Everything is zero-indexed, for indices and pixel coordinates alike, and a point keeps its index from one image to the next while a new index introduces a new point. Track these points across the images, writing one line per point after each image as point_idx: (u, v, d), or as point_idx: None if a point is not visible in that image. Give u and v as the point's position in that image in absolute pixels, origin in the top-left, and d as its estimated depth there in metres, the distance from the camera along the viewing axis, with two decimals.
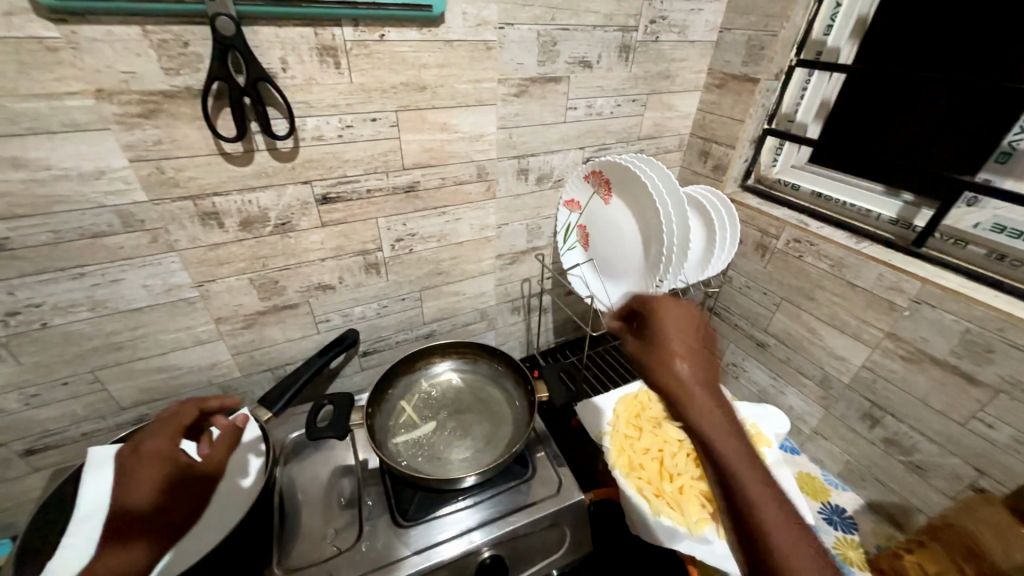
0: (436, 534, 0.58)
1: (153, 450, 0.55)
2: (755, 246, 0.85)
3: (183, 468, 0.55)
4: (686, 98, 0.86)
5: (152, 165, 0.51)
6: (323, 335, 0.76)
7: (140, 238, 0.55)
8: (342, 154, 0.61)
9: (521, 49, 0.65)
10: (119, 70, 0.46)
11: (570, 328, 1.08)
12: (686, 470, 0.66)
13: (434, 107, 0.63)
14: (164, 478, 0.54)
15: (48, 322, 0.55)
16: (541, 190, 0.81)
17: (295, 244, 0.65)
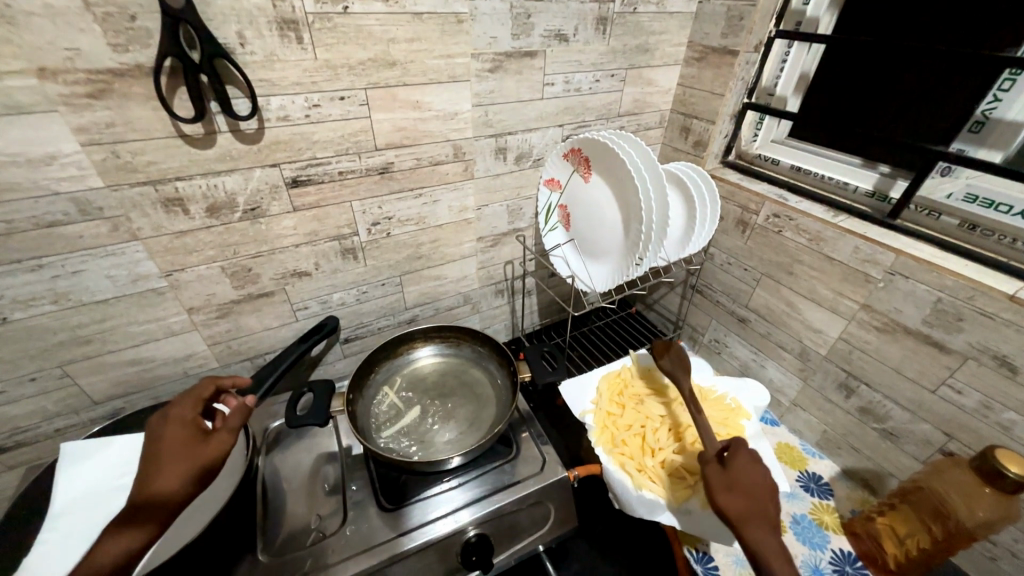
0: (421, 516, 0.58)
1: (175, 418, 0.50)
2: (735, 222, 0.85)
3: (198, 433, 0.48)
4: (665, 72, 0.85)
5: (106, 149, 0.49)
6: (302, 323, 0.75)
7: (99, 227, 0.53)
8: (311, 135, 0.59)
9: (494, 22, 0.63)
10: (62, 47, 0.43)
11: (554, 310, 1.08)
12: (668, 444, 0.67)
13: (405, 84, 0.61)
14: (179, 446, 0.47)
15: (8, 317, 0.53)
16: (520, 169, 0.80)
17: (266, 230, 0.63)
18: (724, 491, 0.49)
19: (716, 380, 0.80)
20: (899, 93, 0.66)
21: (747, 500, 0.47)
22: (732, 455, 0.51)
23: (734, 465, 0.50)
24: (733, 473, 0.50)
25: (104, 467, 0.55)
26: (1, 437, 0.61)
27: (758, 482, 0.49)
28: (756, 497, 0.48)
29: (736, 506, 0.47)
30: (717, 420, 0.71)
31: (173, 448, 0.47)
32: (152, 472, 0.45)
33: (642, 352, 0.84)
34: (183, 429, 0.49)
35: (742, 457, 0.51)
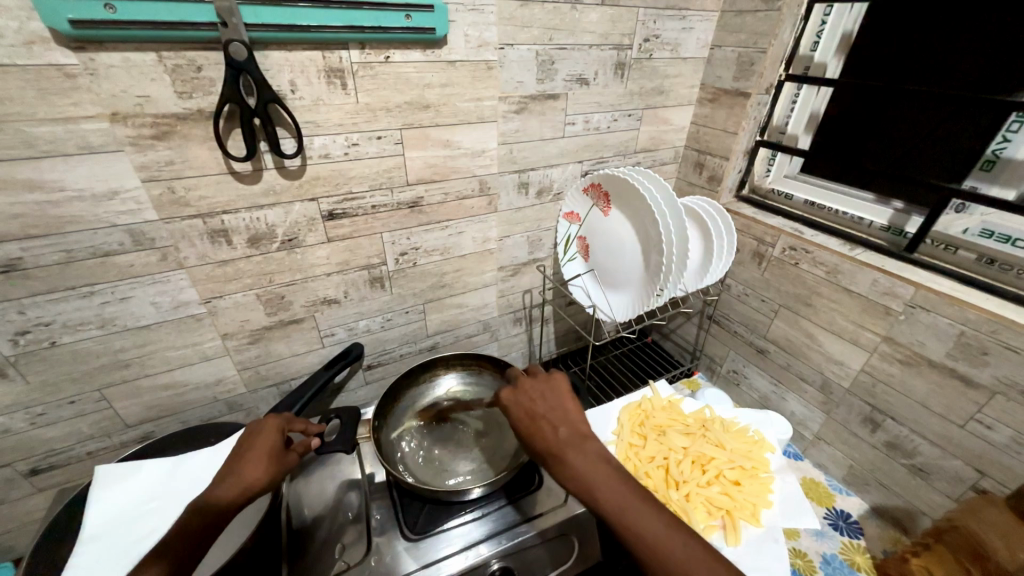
0: (441, 548, 0.58)
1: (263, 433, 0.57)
2: (751, 254, 0.86)
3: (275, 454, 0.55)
4: (680, 112, 0.89)
5: (164, 184, 0.52)
6: (328, 349, 0.77)
7: (150, 256, 0.56)
8: (349, 171, 0.62)
9: (521, 68, 0.67)
10: (135, 94, 0.47)
11: (571, 338, 1.09)
12: (691, 478, 0.66)
13: (437, 125, 0.65)
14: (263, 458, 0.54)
15: (57, 341, 0.56)
16: (541, 203, 0.83)
17: (301, 260, 0.66)
18: (554, 446, 0.50)
19: (738, 412, 0.79)
20: (906, 132, 0.68)
21: (555, 427, 0.51)
22: (534, 414, 0.53)
23: (540, 428, 0.52)
24: (546, 438, 0.51)
25: (136, 492, 0.56)
26: (35, 458, 0.63)
27: (560, 420, 0.52)
28: (574, 440, 0.50)
29: (577, 461, 0.48)
30: (741, 453, 0.70)
31: (264, 464, 0.53)
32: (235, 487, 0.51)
33: (662, 383, 0.85)
34: (274, 450, 0.55)
35: (539, 404, 0.54)
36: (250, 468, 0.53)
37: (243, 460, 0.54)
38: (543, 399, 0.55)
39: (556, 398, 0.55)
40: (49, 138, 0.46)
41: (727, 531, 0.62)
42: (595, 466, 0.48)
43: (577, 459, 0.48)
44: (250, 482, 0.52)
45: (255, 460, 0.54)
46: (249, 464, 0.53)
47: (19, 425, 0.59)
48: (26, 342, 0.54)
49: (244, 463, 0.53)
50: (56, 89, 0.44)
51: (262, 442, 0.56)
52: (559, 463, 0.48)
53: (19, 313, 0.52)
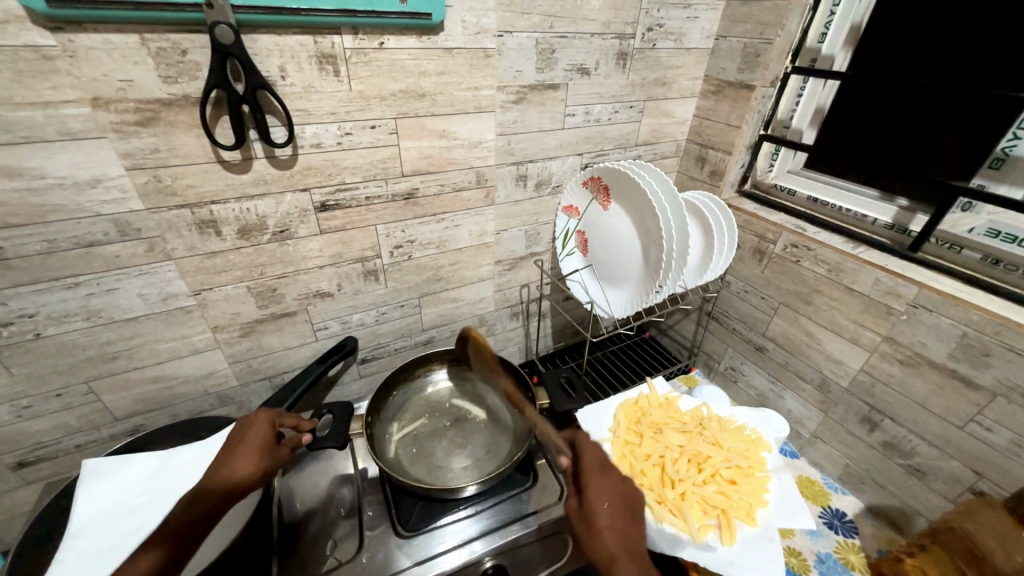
0: (435, 546, 0.57)
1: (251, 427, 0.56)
2: (752, 251, 0.85)
3: (264, 446, 0.54)
4: (682, 104, 0.87)
5: (149, 173, 0.51)
6: (321, 343, 0.76)
7: (136, 247, 0.54)
8: (341, 161, 0.61)
9: (520, 56, 0.65)
10: (117, 79, 0.45)
11: (568, 333, 1.08)
12: (687, 476, 0.66)
13: (433, 114, 0.63)
14: (252, 452, 0.53)
15: (42, 332, 0.54)
16: (539, 196, 0.82)
17: (293, 252, 0.64)
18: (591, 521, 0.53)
19: (735, 411, 0.79)
20: (913, 127, 0.66)
21: (604, 505, 0.54)
22: (592, 495, 0.55)
23: (591, 503, 0.54)
24: (591, 509, 0.54)
25: (122, 486, 0.55)
26: (22, 451, 0.62)
27: (612, 507, 0.54)
28: (620, 531, 0.52)
29: (609, 542, 0.50)
30: (738, 452, 0.70)
31: (255, 458, 0.53)
32: (224, 481, 0.50)
33: (659, 379, 0.84)
34: (265, 444, 0.55)
35: (598, 490, 0.56)
36: (241, 460, 0.52)
37: (234, 451, 0.53)
38: (605, 491, 0.55)
39: (624, 489, 0.56)
40: (27, 123, 0.44)
41: (722, 531, 0.61)
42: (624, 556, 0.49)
43: (610, 539, 0.51)
44: (242, 473, 0.51)
45: (247, 453, 0.53)
46: (241, 456, 0.53)
47: (4, 417, 0.58)
48: (8, 334, 0.53)
49: (235, 455, 0.53)
50: (33, 71, 0.42)
51: (255, 435, 0.55)
52: (592, 539, 0.51)
53: (1, 304, 0.51)
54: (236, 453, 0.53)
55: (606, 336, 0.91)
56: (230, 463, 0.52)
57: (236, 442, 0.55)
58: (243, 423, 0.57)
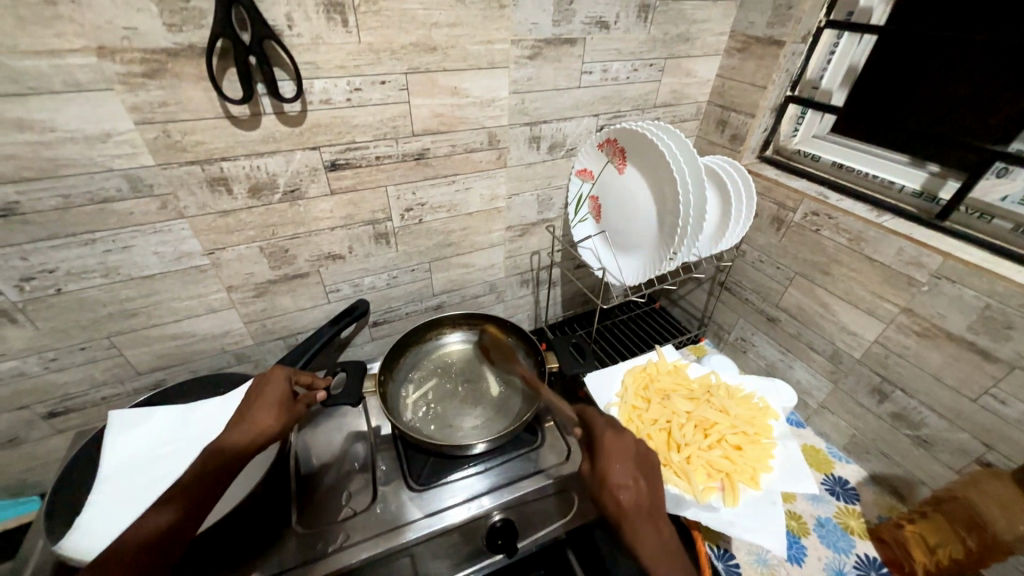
0: (446, 499, 0.59)
1: (269, 385, 0.58)
2: (770, 220, 0.83)
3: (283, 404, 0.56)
4: (705, 63, 0.83)
5: (158, 128, 0.50)
6: (334, 305, 0.77)
7: (149, 204, 0.54)
8: (351, 119, 0.59)
9: (536, 7, 0.62)
10: (121, 26, 0.44)
11: (578, 302, 1.07)
12: (693, 441, 0.67)
13: (445, 70, 0.61)
14: (273, 408, 0.56)
15: (63, 288, 0.56)
16: (553, 159, 0.79)
17: (304, 212, 0.64)
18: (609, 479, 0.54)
19: (743, 380, 0.79)
20: (959, 84, 0.62)
21: (620, 461, 0.55)
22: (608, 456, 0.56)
23: (610, 460, 0.55)
24: (608, 467, 0.55)
25: (146, 437, 0.57)
26: (53, 401, 0.64)
27: (625, 465, 0.55)
28: (634, 487, 0.53)
29: (624, 496, 0.52)
30: (745, 419, 0.70)
31: (272, 410, 0.56)
32: (247, 437, 0.53)
33: (668, 348, 0.84)
34: (281, 398, 0.57)
35: (614, 448, 0.57)
36: (259, 413, 0.55)
37: (253, 405, 0.56)
38: (620, 450, 0.56)
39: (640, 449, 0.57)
40: (33, 73, 0.43)
41: (726, 493, 0.62)
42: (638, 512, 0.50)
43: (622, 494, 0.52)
44: (266, 428, 0.54)
45: (263, 407, 0.56)
46: (259, 410, 0.55)
47: (33, 369, 0.60)
48: (31, 289, 0.54)
49: (253, 409, 0.55)
50: (36, 17, 0.41)
51: (271, 390, 0.57)
52: (611, 496, 0.52)
53: (23, 259, 0.52)
54: (259, 408, 0.55)
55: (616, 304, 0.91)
56: (253, 419, 0.54)
57: (254, 397, 0.57)
58: (262, 379, 0.59)
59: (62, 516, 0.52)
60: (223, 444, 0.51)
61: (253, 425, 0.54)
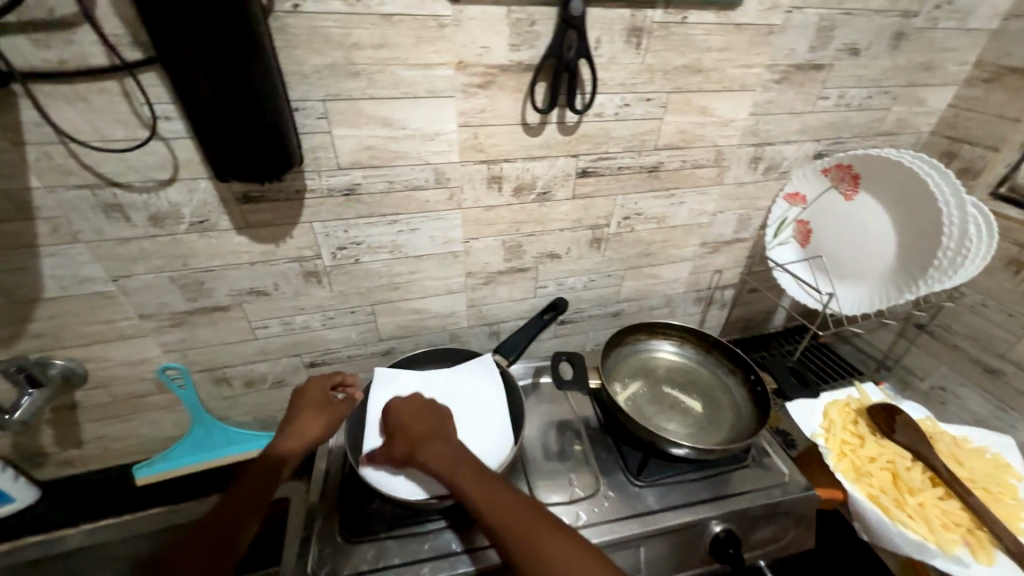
0: (669, 499, 0.61)
1: (325, 398, 0.60)
2: (1006, 262, 0.76)
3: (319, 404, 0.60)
4: (940, 92, 0.79)
5: (472, 131, 0.59)
6: (537, 300, 0.82)
7: (442, 195, 0.63)
8: (612, 131, 0.65)
9: (799, 34, 0.64)
10: (480, 45, 0.53)
11: (743, 326, 1.05)
12: (925, 487, 0.63)
13: (702, 91, 0.65)
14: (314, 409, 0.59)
15: (360, 259, 0.66)
16: (765, 180, 0.79)
17: (546, 213, 0.71)
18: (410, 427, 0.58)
19: (967, 431, 0.72)
20: None
21: None
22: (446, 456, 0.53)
23: None
24: None
25: (405, 395, 0.66)
26: (316, 354, 0.75)
27: None
28: None
29: None
30: (983, 474, 0.65)
31: (319, 416, 0.58)
32: (294, 432, 0.56)
33: (869, 387, 0.79)
34: (321, 401, 0.60)
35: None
36: (308, 420, 0.57)
37: (298, 415, 0.58)
38: None
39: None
40: (410, 82, 0.53)
41: (974, 548, 0.57)
42: (495, 482, 0.51)
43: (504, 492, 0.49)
44: (306, 429, 0.57)
45: (316, 416, 0.58)
46: (308, 417, 0.58)
47: (315, 325, 0.71)
48: (340, 256, 0.64)
49: (296, 416, 0.58)
50: (428, 37, 0.50)
51: (315, 395, 0.60)
52: None
53: (345, 231, 0.62)
54: (301, 404, 0.59)
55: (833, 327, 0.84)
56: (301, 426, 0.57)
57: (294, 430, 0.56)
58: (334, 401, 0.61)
59: (356, 444, 0.61)
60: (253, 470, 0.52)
61: (306, 434, 0.56)
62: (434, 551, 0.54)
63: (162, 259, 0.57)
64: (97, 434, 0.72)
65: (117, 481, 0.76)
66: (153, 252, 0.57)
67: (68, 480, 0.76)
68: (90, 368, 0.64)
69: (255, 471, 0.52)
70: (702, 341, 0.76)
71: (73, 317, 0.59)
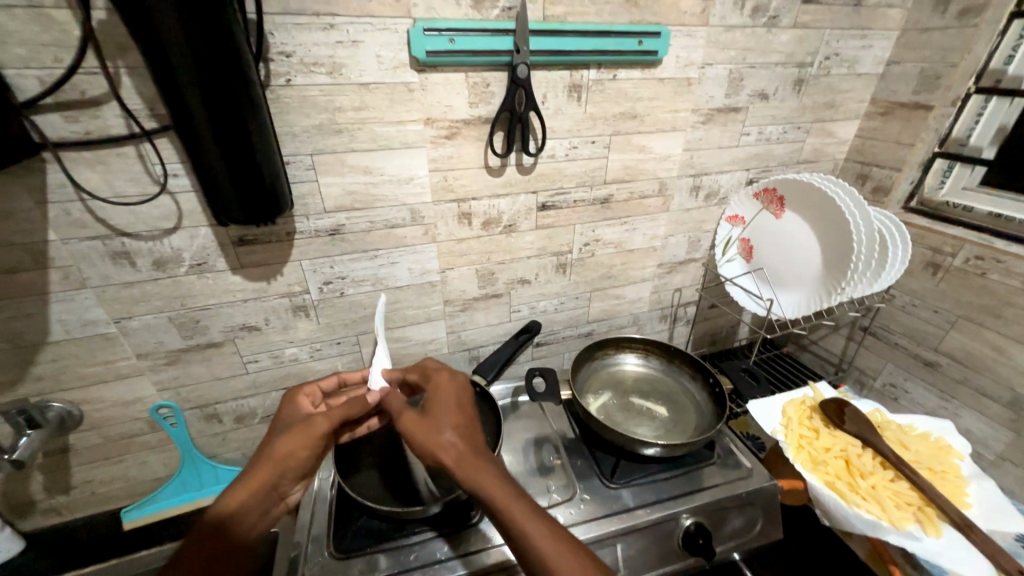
0: (642, 497, 0.65)
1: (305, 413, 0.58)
2: (924, 265, 0.86)
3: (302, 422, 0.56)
4: (846, 125, 0.92)
5: (442, 174, 0.68)
6: (512, 324, 0.88)
7: (417, 231, 0.71)
8: (564, 169, 0.74)
9: (714, 84, 0.76)
10: (444, 104, 0.63)
11: (709, 341, 1.12)
12: (877, 471, 0.68)
13: (639, 132, 0.76)
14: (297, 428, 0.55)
15: (345, 292, 0.72)
16: (707, 206, 0.89)
17: (513, 243, 0.79)
18: (432, 435, 0.52)
19: (913, 420, 0.79)
20: None
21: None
22: (477, 479, 0.49)
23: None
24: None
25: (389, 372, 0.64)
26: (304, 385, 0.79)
27: None
28: None
29: None
30: (928, 456, 0.71)
31: (300, 439, 0.54)
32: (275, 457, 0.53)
33: (823, 385, 0.85)
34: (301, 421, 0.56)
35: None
36: (289, 441, 0.53)
37: (280, 434, 0.55)
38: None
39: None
40: (387, 136, 0.62)
41: (923, 523, 0.62)
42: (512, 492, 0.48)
43: (533, 520, 0.46)
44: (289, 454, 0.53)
45: (296, 435, 0.54)
46: (288, 438, 0.53)
47: (304, 356, 0.76)
48: (327, 290, 0.71)
49: (277, 439, 0.54)
50: (401, 100, 0.60)
51: (294, 413, 0.58)
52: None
53: (331, 267, 0.69)
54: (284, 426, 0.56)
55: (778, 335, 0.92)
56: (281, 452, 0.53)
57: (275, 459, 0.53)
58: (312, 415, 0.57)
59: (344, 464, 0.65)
60: (231, 505, 0.49)
61: (287, 456, 0.53)
62: (421, 560, 0.56)
63: (162, 300, 0.63)
64: (86, 478, 0.73)
65: (103, 527, 0.76)
66: (155, 293, 0.62)
67: (53, 530, 0.76)
68: (86, 410, 0.67)
69: (232, 501, 0.49)
70: (665, 352, 0.83)
71: (73, 359, 0.63)
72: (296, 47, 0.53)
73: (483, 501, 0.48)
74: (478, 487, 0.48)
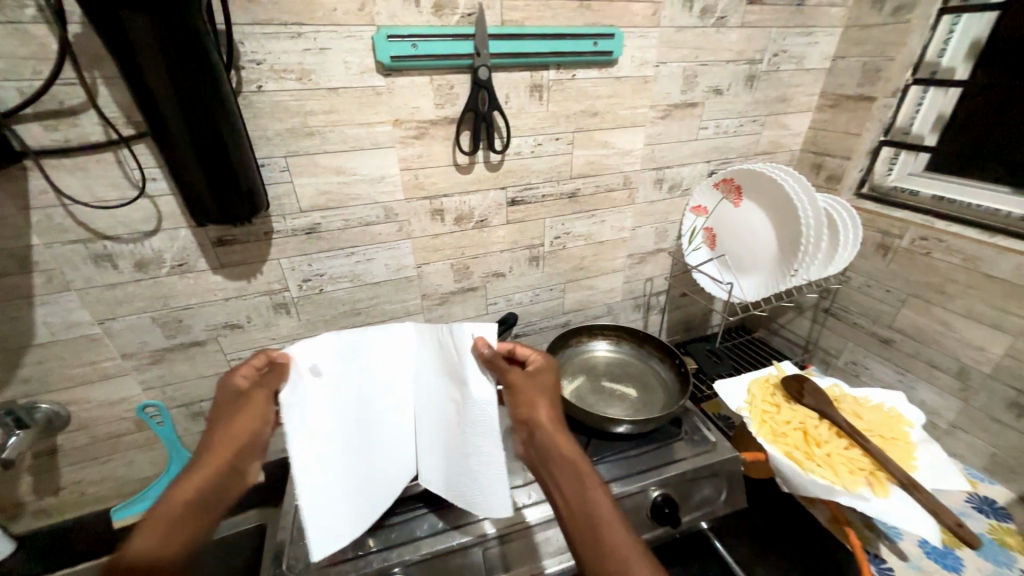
0: (612, 473, 0.68)
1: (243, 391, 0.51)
2: (876, 247, 0.91)
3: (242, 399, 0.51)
4: (799, 117, 0.97)
5: (413, 173, 0.71)
6: (489, 316, 0.92)
7: (391, 227, 0.74)
8: (530, 166, 0.78)
9: (669, 81, 0.81)
10: (411, 106, 0.66)
11: (683, 328, 1.16)
12: (832, 440, 0.72)
13: (601, 129, 0.80)
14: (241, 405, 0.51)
15: (324, 289, 0.75)
16: (671, 197, 0.94)
17: (486, 237, 0.82)
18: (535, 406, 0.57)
19: (869, 392, 0.83)
20: None
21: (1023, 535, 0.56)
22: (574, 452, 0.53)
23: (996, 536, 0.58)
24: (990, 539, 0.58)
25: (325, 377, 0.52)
26: None
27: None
28: None
29: None
30: (880, 425, 0.75)
31: (249, 416, 0.51)
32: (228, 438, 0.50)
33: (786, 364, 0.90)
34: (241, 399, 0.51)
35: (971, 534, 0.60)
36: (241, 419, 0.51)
37: (225, 413, 0.51)
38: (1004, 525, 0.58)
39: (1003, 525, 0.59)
40: (357, 138, 0.65)
41: (873, 485, 0.66)
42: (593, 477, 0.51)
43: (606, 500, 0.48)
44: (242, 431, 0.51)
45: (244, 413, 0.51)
46: (236, 416, 0.51)
47: None
48: (306, 287, 0.74)
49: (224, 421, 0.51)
50: (369, 103, 0.64)
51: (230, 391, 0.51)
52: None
53: (308, 265, 0.72)
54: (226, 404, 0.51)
55: (744, 319, 0.97)
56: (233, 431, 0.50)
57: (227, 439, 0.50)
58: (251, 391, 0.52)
59: None
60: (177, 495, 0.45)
61: (241, 433, 0.51)
62: (400, 538, 0.59)
63: (145, 301, 0.65)
64: (75, 479, 0.75)
65: (92, 527, 0.78)
66: (137, 294, 0.65)
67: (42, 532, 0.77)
68: (72, 410, 0.69)
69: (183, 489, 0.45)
70: (634, 337, 0.87)
71: (59, 361, 0.65)
72: (266, 55, 0.57)
73: (573, 470, 0.51)
74: (565, 460, 0.52)
